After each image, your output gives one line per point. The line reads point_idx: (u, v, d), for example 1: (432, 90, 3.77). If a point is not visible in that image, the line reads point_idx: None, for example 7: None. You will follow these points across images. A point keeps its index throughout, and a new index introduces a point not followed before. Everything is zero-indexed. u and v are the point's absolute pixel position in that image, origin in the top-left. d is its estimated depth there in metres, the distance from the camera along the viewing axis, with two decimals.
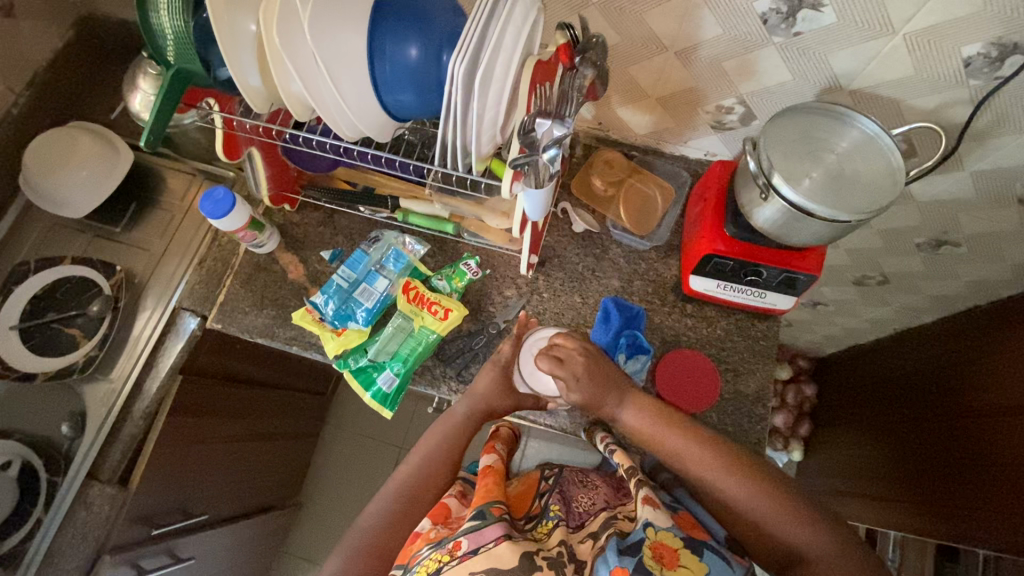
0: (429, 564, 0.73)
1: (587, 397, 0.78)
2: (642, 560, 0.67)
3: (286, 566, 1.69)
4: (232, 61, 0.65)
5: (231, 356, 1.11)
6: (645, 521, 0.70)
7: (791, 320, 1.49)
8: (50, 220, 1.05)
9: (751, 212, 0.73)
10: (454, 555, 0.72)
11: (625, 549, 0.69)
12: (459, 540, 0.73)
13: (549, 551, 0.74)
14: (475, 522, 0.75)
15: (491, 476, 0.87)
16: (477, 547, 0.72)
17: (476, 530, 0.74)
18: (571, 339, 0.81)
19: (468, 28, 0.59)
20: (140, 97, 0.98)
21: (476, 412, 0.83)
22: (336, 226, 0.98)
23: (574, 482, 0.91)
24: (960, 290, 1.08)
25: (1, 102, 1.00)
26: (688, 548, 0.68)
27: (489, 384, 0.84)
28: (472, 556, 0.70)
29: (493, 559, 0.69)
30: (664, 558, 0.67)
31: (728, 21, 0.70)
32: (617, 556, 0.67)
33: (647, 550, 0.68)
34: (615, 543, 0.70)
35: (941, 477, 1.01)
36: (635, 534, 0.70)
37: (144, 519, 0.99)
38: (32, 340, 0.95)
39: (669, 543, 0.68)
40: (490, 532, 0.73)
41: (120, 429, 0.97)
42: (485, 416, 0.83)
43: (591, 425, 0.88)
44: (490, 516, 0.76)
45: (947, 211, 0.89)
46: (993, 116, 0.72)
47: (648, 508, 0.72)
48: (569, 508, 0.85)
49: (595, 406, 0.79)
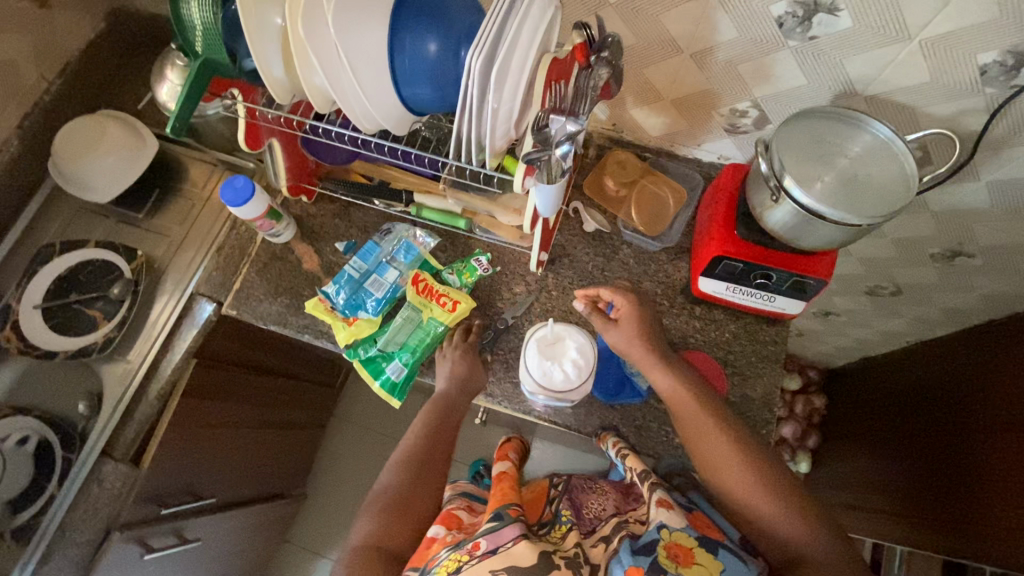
0: (449, 564, 0.71)
1: (621, 343, 0.82)
2: (657, 560, 0.68)
3: (288, 556, 1.70)
4: (259, 53, 0.67)
5: (246, 343, 1.13)
6: (659, 523, 0.73)
7: (802, 329, 1.48)
8: (74, 205, 1.09)
9: (762, 214, 0.73)
10: (473, 555, 0.71)
11: (638, 550, 0.70)
12: (477, 540, 0.73)
13: (565, 552, 0.75)
14: (492, 524, 0.75)
15: (506, 482, 0.88)
16: (496, 546, 0.72)
17: (493, 532, 0.74)
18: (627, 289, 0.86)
19: (486, 23, 0.60)
20: (167, 87, 1.00)
21: (457, 390, 0.86)
22: (351, 218, 1.00)
23: (582, 488, 0.94)
24: (975, 304, 1.07)
25: (34, 89, 1.03)
26: (702, 547, 0.71)
27: (467, 364, 0.87)
28: (492, 555, 0.70)
29: (511, 557, 0.70)
30: (679, 557, 0.69)
31: (743, 25, 0.71)
32: (631, 557, 0.69)
33: (662, 550, 0.70)
34: (628, 544, 0.72)
35: (953, 491, 1.00)
36: (650, 534, 0.72)
37: (155, 498, 1.01)
38: (54, 319, 0.98)
39: (683, 543, 0.71)
40: (507, 532, 0.73)
41: (134, 410, 0.99)
42: (467, 393, 0.86)
43: (600, 433, 0.88)
44: (507, 517, 0.76)
45: (963, 222, 0.89)
46: (1009, 126, 0.71)
47: (662, 511, 0.75)
48: (580, 514, 0.87)
49: (631, 350, 0.81)
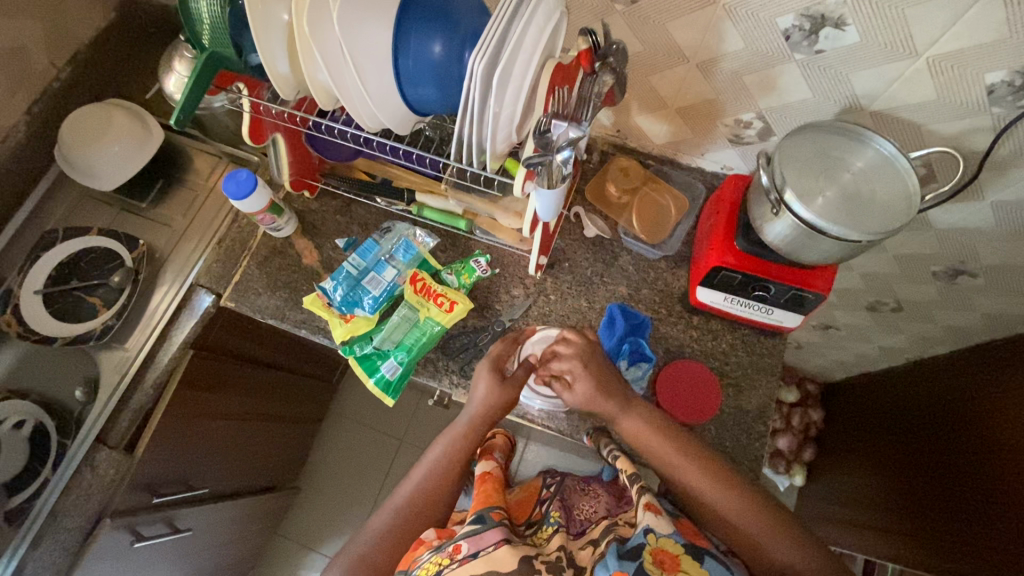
0: (430, 567, 0.74)
1: (585, 401, 0.80)
2: (642, 565, 0.69)
3: (280, 548, 1.71)
4: (264, 48, 0.67)
5: (244, 336, 1.14)
6: (646, 527, 0.72)
7: (801, 342, 1.47)
8: (79, 193, 1.09)
9: (762, 227, 0.73)
10: (453, 558, 0.73)
11: (624, 554, 0.71)
12: (459, 542, 0.74)
13: (548, 556, 0.75)
14: (474, 526, 0.76)
15: (490, 483, 0.88)
16: (477, 550, 0.73)
17: (475, 534, 0.75)
18: (579, 338, 0.83)
19: (491, 26, 0.60)
20: (175, 78, 1.00)
21: (477, 418, 0.82)
22: (352, 215, 1.00)
23: (574, 491, 0.94)
24: (976, 324, 1.06)
25: (43, 76, 1.04)
26: (689, 554, 0.70)
27: (486, 390, 0.83)
28: (472, 559, 0.72)
29: (492, 562, 0.71)
30: (664, 564, 0.69)
31: (750, 36, 0.71)
32: (617, 561, 0.70)
33: (648, 556, 0.70)
34: (615, 548, 0.73)
35: (947, 512, 0.99)
36: (636, 539, 0.72)
37: (147, 486, 1.01)
38: (53, 306, 0.99)
39: (670, 549, 0.70)
40: (489, 536, 0.74)
41: (130, 397, 0.99)
42: (487, 418, 0.83)
43: (592, 432, 0.88)
44: (489, 521, 0.77)
45: (965, 241, 0.88)
46: (1015, 146, 0.71)
47: (649, 515, 0.74)
48: (570, 515, 0.88)
49: (594, 407, 0.80)
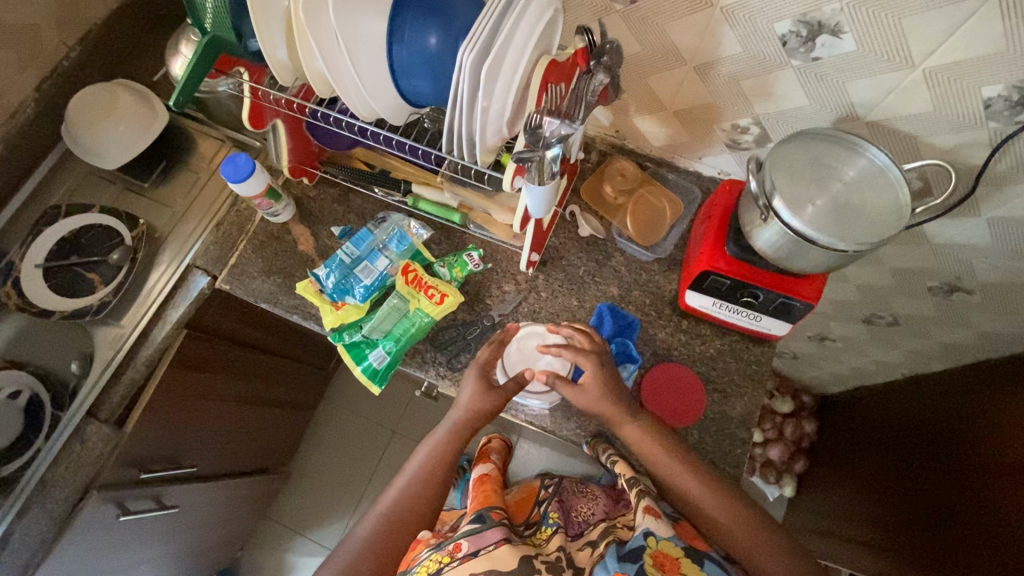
0: (430, 564, 0.74)
1: (590, 406, 0.81)
2: (642, 567, 0.69)
3: (269, 532, 1.73)
4: (263, 34, 0.68)
5: (240, 319, 1.15)
6: (646, 530, 0.73)
7: (798, 353, 1.46)
8: (84, 170, 1.11)
9: (752, 233, 0.72)
10: (454, 556, 0.73)
11: (625, 556, 0.72)
12: (460, 541, 0.75)
13: (547, 555, 0.76)
14: (474, 527, 0.77)
15: (488, 484, 0.91)
16: (477, 549, 0.73)
17: (475, 533, 0.75)
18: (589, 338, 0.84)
19: (483, 19, 0.61)
20: (181, 62, 1.02)
21: (461, 420, 0.83)
22: (350, 204, 1.01)
23: (572, 491, 0.95)
24: (971, 341, 1.05)
25: (54, 54, 1.06)
26: (689, 557, 0.70)
27: (472, 390, 0.84)
28: (472, 558, 0.72)
29: (493, 560, 0.71)
30: (664, 566, 0.70)
31: (747, 40, 0.71)
32: (617, 562, 0.71)
33: (649, 558, 0.70)
34: (615, 549, 0.73)
35: (936, 530, 0.98)
36: (636, 542, 0.73)
37: (135, 462, 1.03)
38: (53, 280, 1.01)
39: (670, 552, 0.71)
40: (490, 535, 0.75)
41: (122, 372, 1.00)
42: (473, 422, 0.83)
43: (591, 438, 0.88)
44: (489, 520, 0.78)
45: (961, 257, 0.87)
46: (1011, 162, 0.70)
47: (649, 518, 0.74)
48: (568, 517, 0.88)
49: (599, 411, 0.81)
